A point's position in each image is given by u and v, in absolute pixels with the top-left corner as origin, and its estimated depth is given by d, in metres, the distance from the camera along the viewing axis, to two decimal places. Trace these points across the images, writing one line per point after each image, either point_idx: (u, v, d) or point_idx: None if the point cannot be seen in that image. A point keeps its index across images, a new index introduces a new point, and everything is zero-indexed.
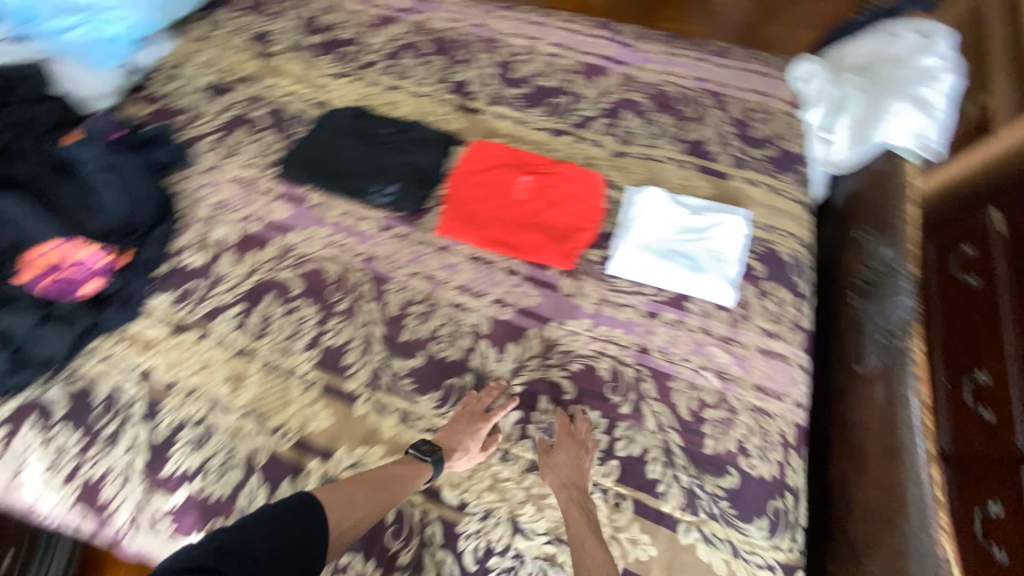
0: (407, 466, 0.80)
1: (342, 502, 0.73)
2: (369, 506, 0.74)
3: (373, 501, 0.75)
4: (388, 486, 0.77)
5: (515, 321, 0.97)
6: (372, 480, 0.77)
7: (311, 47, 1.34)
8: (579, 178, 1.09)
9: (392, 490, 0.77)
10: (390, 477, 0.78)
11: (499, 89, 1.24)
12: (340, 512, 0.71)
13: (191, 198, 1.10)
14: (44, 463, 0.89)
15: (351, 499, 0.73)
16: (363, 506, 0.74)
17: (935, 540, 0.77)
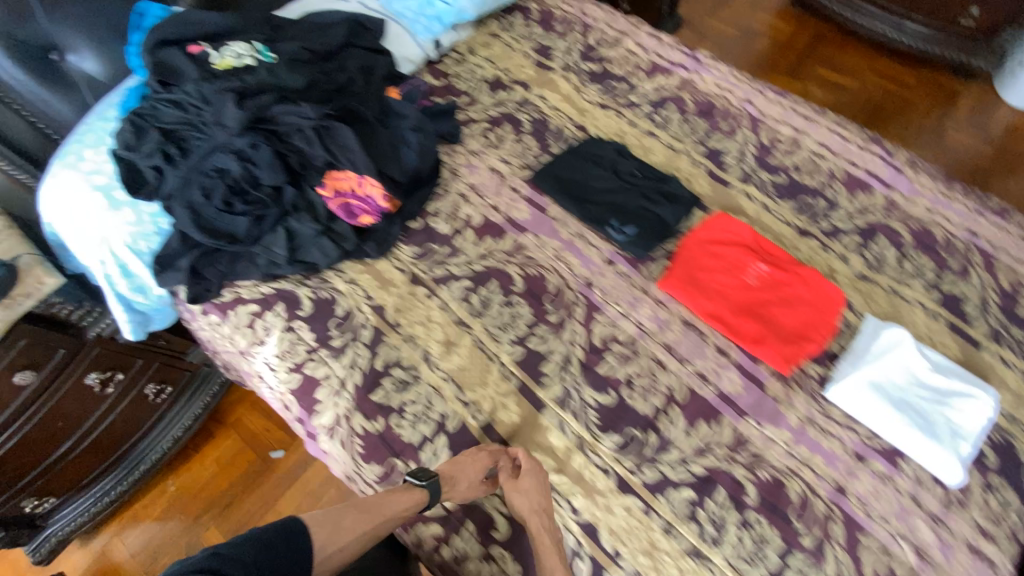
0: (405, 497, 0.80)
1: (332, 523, 0.74)
2: (360, 536, 0.75)
3: (364, 533, 0.75)
4: (382, 519, 0.78)
5: (714, 403, 0.96)
6: (368, 516, 0.77)
7: (584, 71, 1.44)
8: (818, 287, 1.06)
9: (380, 528, 0.78)
10: (387, 511, 0.79)
11: (754, 169, 1.24)
12: (326, 541, 0.72)
13: (453, 173, 1.24)
14: (278, 348, 1.01)
15: (342, 528, 0.74)
16: (349, 532, 0.74)
17: None
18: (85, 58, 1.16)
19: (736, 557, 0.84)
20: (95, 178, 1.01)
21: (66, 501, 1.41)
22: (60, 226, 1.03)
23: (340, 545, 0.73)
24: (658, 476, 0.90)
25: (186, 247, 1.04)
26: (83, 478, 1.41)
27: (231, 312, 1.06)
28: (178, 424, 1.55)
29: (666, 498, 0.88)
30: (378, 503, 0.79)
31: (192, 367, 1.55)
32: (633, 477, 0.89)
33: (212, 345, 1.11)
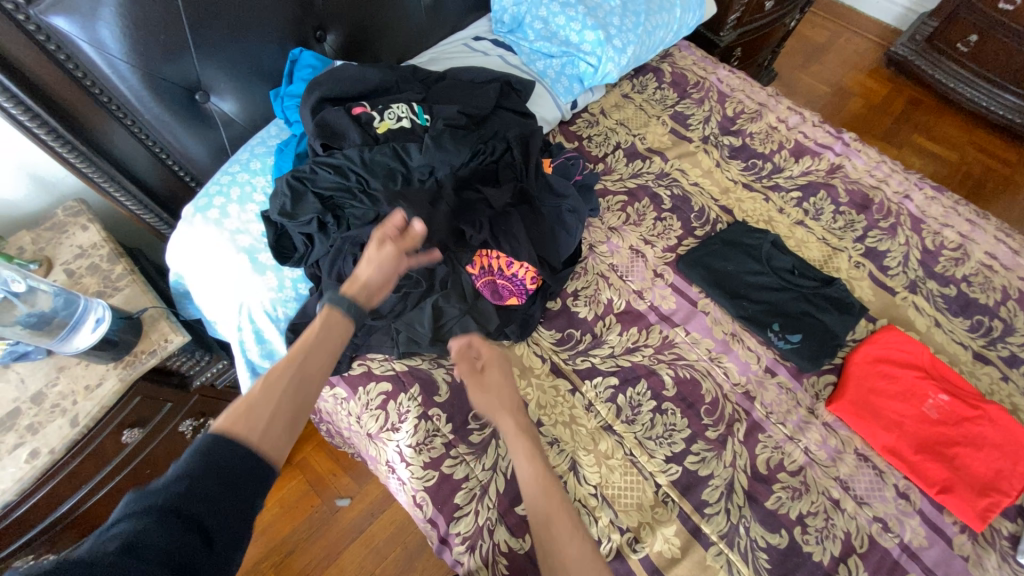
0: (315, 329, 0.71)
1: (263, 411, 0.60)
2: (290, 386, 0.63)
3: (294, 384, 0.64)
4: (302, 381, 0.66)
5: (897, 557, 0.86)
6: (294, 367, 0.65)
7: (724, 145, 1.35)
8: (1009, 429, 0.95)
9: (306, 402, 0.65)
10: (312, 349, 0.69)
11: (919, 277, 1.14)
12: (244, 413, 0.59)
13: (593, 249, 1.16)
14: (412, 437, 0.93)
15: (251, 400, 0.60)
16: (276, 399, 0.61)
17: None
18: (225, 100, 1.07)
19: None
20: (240, 238, 0.94)
21: None
22: (193, 282, 0.96)
23: (264, 421, 0.59)
24: None
25: None
26: None
27: (360, 389, 0.98)
28: None
29: None
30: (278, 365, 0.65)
31: None
32: None
33: (333, 416, 1.05)
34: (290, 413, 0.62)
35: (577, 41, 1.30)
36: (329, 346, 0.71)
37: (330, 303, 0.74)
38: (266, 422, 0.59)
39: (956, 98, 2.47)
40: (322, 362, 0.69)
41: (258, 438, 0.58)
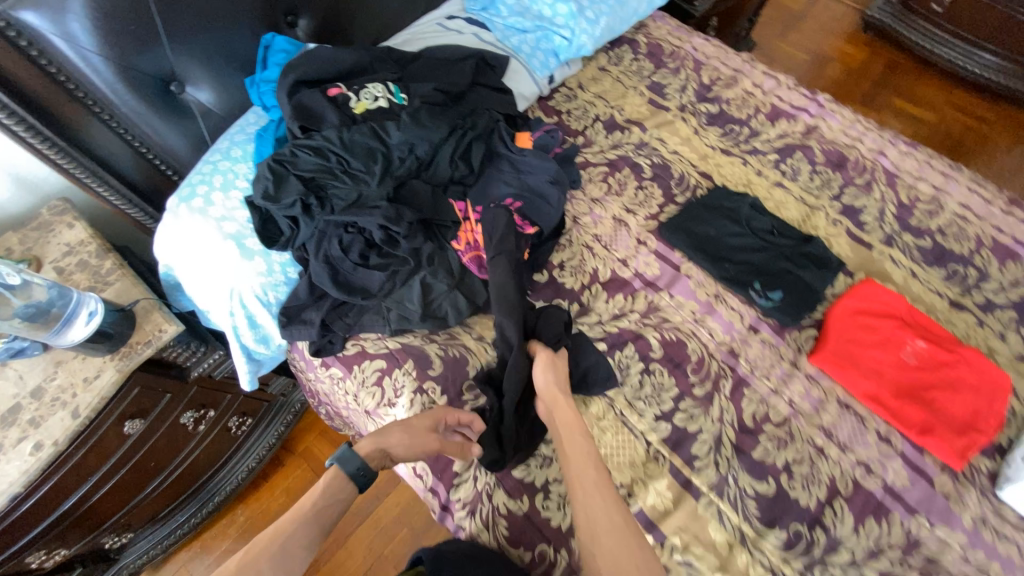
0: (315, 491, 0.76)
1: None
2: (273, 560, 0.67)
3: (282, 552, 0.68)
4: (292, 540, 0.70)
5: (880, 497, 0.89)
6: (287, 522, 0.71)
7: (701, 112, 1.37)
8: (985, 371, 0.98)
9: (294, 567, 0.68)
10: (308, 514, 0.73)
11: (895, 230, 1.16)
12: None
13: (576, 221, 1.18)
14: (408, 411, 0.96)
15: (232, 575, 0.64)
16: (261, 570, 0.65)
17: None
18: (202, 90, 1.07)
19: None
20: (225, 226, 0.94)
21: (141, 534, 1.30)
22: (182, 273, 0.97)
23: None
24: None
25: (313, 297, 0.98)
26: (158, 512, 1.30)
27: (356, 368, 1.00)
28: (254, 453, 1.47)
29: None
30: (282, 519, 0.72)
31: (270, 398, 1.48)
32: None
33: (330, 396, 1.07)
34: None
35: (550, 16, 1.33)
36: (332, 507, 0.76)
37: (340, 454, 0.80)
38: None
39: (932, 59, 2.50)
40: (316, 527, 0.73)
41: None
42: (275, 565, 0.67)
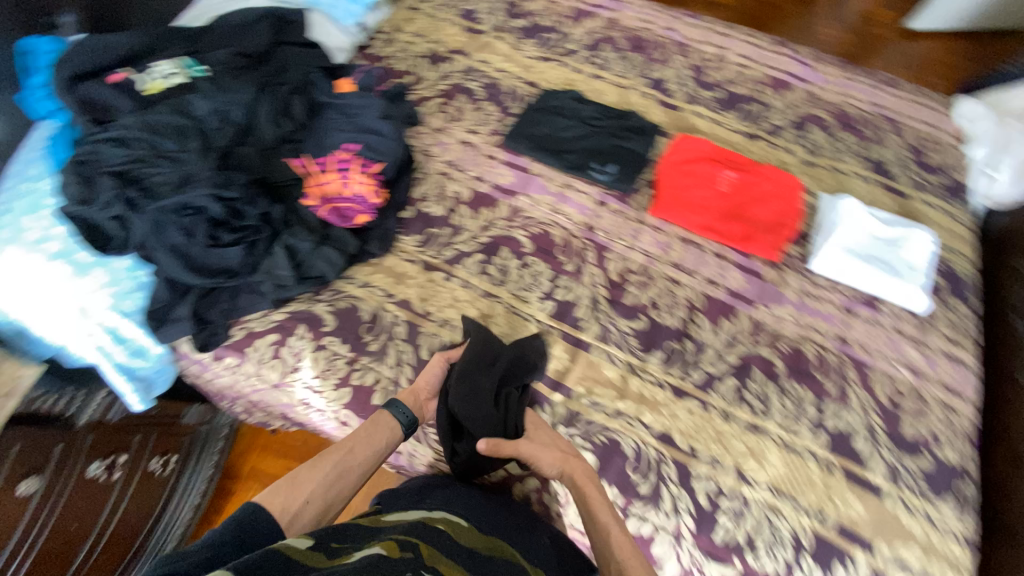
0: (369, 424, 0.86)
1: (304, 487, 0.75)
2: (331, 472, 0.78)
3: (339, 469, 0.79)
4: (345, 467, 0.80)
5: (727, 301, 1.08)
6: (343, 450, 0.81)
7: (515, 29, 1.45)
8: (780, 180, 1.20)
9: (347, 483, 0.79)
10: (362, 443, 0.83)
11: (695, 90, 1.35)
12: (290, 486, 0.74)
13: (426, 154, 1.23)
14: (314, 369, 0.98)
15: (298, 476, 0.75)
16: (319, 477, 0.76)
17: None
18: None
19: (786, 421, 0.95)
20: (48, 247, 0.92)
21: None
22: (25, 313, 0.93)
23: (303, 498, 0.74)
24: (704, 374, 1.00)
25: (177, 293, 0.97)
26: None
27: (249, 349, 1.01)
28: (191, 490, 1.35)
29: (715, 391, 0.98)
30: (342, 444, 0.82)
31: (189, 429, 1.33)
32: (685, 382, 0.99)
33: (236, 387, 1.06)
34: (332, 490, 0.77)
35: None
36: (380, 442, 0.85)
37: (392, 403, 0.90)
38: (303, 500, 0.73)
39: None
40: (367, 452, 0.83)
41: (287, 515, 0.71)
42: (333, 480, 0.78)
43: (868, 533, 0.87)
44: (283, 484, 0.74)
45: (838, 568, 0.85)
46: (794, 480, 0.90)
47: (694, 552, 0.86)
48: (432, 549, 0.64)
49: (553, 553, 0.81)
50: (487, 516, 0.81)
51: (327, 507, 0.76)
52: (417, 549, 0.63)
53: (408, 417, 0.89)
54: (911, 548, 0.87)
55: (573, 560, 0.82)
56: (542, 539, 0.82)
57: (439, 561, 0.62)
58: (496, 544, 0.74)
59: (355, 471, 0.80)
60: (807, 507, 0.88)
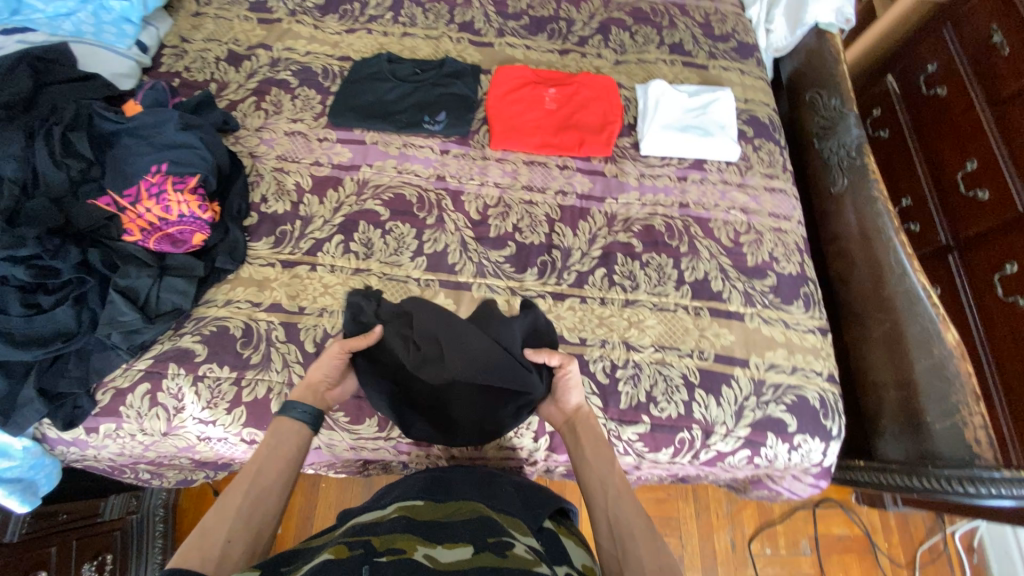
0: (274, 431, 0.75)
1: (219, 530, 0.64)
2: (248, 501, 0.67)
3: (256, 492, 0.69)
4: (262, 489, 0.69)
5: (580, 205, 1.16)
6: (250, 475, 0.69)
7: (311, 8, 1.38)
8: (597, 83, 1.28)
9: (271, 506, 0.69)
10: (272, 456, 0.72)
11: (502, 23, 1.39)
12: (199, 537, 0.63)
13: (254, 156, 1.17)
14: (200, 402, 0.94)
15: (208, 521, 0.64)
16: (237, 511, 0.66)
17: (915, 282, 1.02)
18: None
19: (652, 287, 1.08)
20: None
21: None
22: None
23: (221, 541, 0.63)
24: (576, 275, 1.08)
25: (16, 377, 0.89)
26: None
27: (122, 408, 0.93)
28: None
29: (590, 284, 1.07)
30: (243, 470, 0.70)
31: (119, 524, 1.14)
32: (561, 286, 1.07)
33: (127, 452, 0.98)
34: (257, 516, 0.67)
35: None
36: (290, 449, 0.74)
37: (287, 403, 0.77)
38: (223, 541, 0.63)
39: None
40: (279, 469, 0.72)
41: (211, 564, 0.61)
42: (249, 510, 0.67)
43: (739, 352, 1.02)
44: (198, 533, 0.63)
45: (724, 389, 0.99)
46: (671, 332, 1.03)
47: (608, 423, 0.96)
48: (385, 535, 0.59)
49: (516, 495, 0.77)
50: (445, 489, 0.75)
51: (257, 535, 0.66)
52: (369, 540, 0.58)
53: (313, 414, 0.77)
54: (776, 351, 1.03)
55: (538, 498, 0.78)
56: (503, 488, 0.78)
57: (395, 540, 0.58)
58: (458, 508, 0.68)
59: (271, 490, 0.70)
60: (687, 350, 1.02)
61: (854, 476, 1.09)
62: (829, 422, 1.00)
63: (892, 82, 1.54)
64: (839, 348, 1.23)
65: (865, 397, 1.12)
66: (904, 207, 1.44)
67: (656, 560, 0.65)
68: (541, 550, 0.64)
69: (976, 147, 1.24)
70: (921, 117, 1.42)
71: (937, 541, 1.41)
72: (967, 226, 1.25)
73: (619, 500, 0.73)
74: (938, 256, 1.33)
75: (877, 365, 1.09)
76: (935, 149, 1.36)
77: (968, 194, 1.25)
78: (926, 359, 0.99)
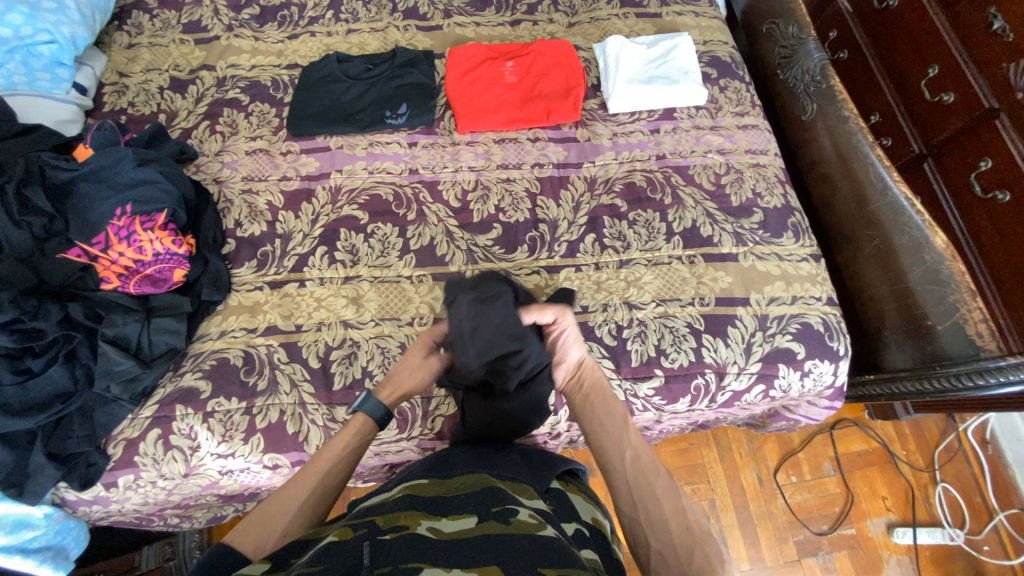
0: (351, 432, 0.76)
1: (278, 523, 0.66)
2: (312, 498, 0.69)
3: (320, 492, 0.70)
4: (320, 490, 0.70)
5: (558, 175, 1.15)
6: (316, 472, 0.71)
7: (248, 20, 1.32)
8: (554, 49, 1.25)
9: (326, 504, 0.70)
10: (343, 460, 0.73)
11: (446, 4, 1.35)
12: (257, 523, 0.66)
13: (219, 181, 1.14)
14: (215, 437, 0.92)
15: (270, 510, 0.67)
16: (300, 506, 0.68)
17: (897, 193, 1.03)
18: None
19: (643, 244, 1.08)
20: None
21: None
22: None
23: (277, 535, 0.65)
24: (566, 245, 1.08)
25: (22, 447, 0.86)
26: None
27: (137, 458, 0.91)
28: None
29: (582, 252, 1.07)
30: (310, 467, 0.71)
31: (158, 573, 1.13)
32: (554, 258, 1.07)
33: (152, 501, 0.96)
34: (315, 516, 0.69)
35: (14, 33, 1.10)
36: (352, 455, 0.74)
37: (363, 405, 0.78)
38: (280, 534, 0.65)
39: None
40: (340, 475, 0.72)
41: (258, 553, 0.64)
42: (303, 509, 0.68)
43: (739, 291, 1.04)
44: (260, 518, 0.66)
45: (731, 330, 1.01)
46: (670, 284, 1.04)
47: (623, 384, 0.97)
48: (389, 513, 0.60)
49: (523, 462, 0.78)
50: (448, 464, 0.74)
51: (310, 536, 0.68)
52: (373, 519, 0.59)
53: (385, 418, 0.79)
54: (774, 285, 1.04)
55: (543, 460, 0.80)
56: (508, 456, 0.78)
57: (398, 518, 0.58)
58: (462, 480, 0.68)
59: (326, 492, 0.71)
60: (688, 299, 1.03)
61: (867, 391, 1.12)
62: (836, 343, 1.01)
63: (843, 2, 1.54)
64: (832, 272, 1.25)
65: (864, 312, 1.15)
66: (872, 123, 1.44)
67: (682, 521, 0.65)
68: (549, 510, 0.66)
69: (935, 52, 1.24)
70: (878, 30, 1.41)
71: (952, 440, 1.46)
72: (937, 131, 1.26)
73: (642, 462, 0.70)
74: (911, 166, 1.34)
75: (871, 280, 1.12)
76: (896, 60, 1.36)
77: (933, 100, 1.25)
78: (918, 267, 1.01)
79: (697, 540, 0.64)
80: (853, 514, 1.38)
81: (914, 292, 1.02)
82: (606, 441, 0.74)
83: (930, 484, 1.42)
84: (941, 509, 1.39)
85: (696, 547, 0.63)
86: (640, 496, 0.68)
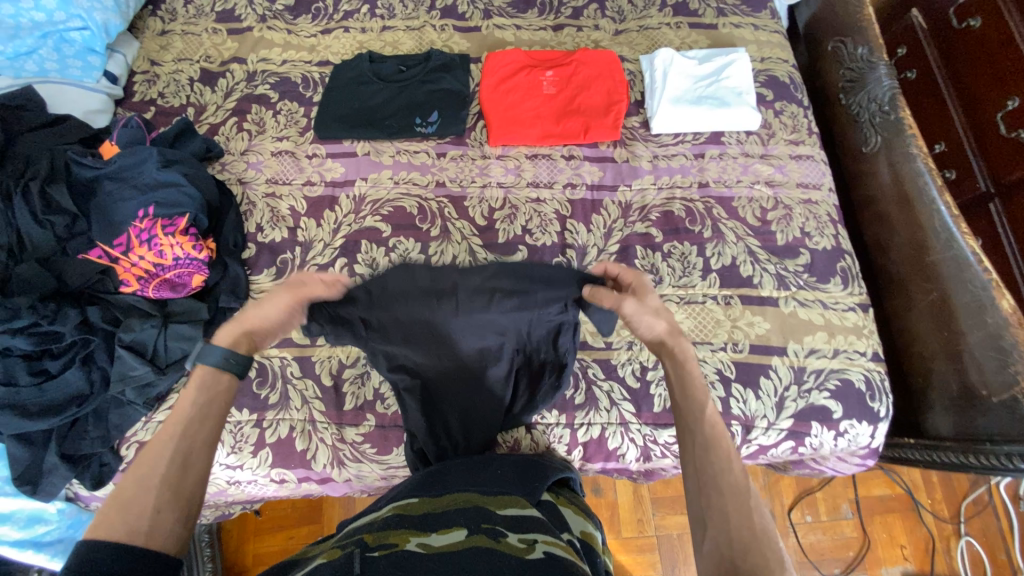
0: (200, 390, 0.60)
1: (143, 502, 0.50)
2: (177, 468, 0.53)
3: (183, 460, 0.54)
4: (186, 449, 0.55)
5: (591, 197, 1.09)
6: (170, 432, 0.55)
7: (282, 11, 1.28)
8: (597, 59, 1.17)
9: (200, 466, 0.55)
10: (194, 419, 0.57)
11: (486, 3, 1.27)
12: (117, 509, 0.49)
13: (243, 182, 1.11)
14: (224, 447, 0.92)
15: (126, 492, 0.50)
16: (163, 480, 0.52)
17: (964, 246, 0.95)
18: None
19: (676, 279, 1.01)
20: None
21: None
22: None
23: (150, 511, 0.50)
24: None
25: (38, 445, 0.87)
26: None
27: None
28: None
29: None
30: (165, 429, 0.55)
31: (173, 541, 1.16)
32: None
33: None
34: (186, 483, 0.53)
35: (47, 17, 1.08)
36: (220, 401, 0.60)
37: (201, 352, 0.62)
38: (152, 512, 0.50)
39: None
40: (208, 428, 0.57)
41: (138, 538, 0.48)
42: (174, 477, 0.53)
43: (777, 340, 0.97)
44: (116, 506, 0.49)
45: (764, 381, 0.94)
46: (702, 326, 0.98)
47: (642, 429, 0.94)
48: (378, 531, 0.58)
49: (514, 474, 0.74)
50: (438, 481, 0.71)
51: (193, 502, 0.53)
52: (362, 538, 0.56)
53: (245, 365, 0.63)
54: (816, 336, 0.97)
55: (536, 470, 0.77)
56: (498, 468, 0.75)
57: (387, 536, 0.56)
58: (451, 498, 0.65)
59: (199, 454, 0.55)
60: (721, 343, 0.97)
61: (903, 453, 1.05)
62: (877, 404, 0.94)
63: (917, 16, 1.40)
64: (880, 317, 1.15)
65: (911, 369, 1.06)
66: (937, 152, 1.32)
67: (744, 517, 0.51)
68: (543, 520, 0.63)
69: (1017, 83, 1.11)
70: (954, 49, 1.27)
71: (982, 493, 1.37)
72: (1008, 171, 1.14)
73: (705, 448, 0.57)
74: (974, 205, 1.23)
75: (921, 333, 1.03)
76: (970, 88, 1.23)
77: (1008, 136, 1.13)
78: (976, 328, 0.92)
79: (759, 540, 0.49)
80: (868, 561, 1.32)
81: (966, 352, 0.94)
82: (680, 414, 0.62)
83: (954, 536, 1.34)
84: (962, 565, 1.31)
85: (754, 547, 0.49)
86: (701, 483, 0.55)
